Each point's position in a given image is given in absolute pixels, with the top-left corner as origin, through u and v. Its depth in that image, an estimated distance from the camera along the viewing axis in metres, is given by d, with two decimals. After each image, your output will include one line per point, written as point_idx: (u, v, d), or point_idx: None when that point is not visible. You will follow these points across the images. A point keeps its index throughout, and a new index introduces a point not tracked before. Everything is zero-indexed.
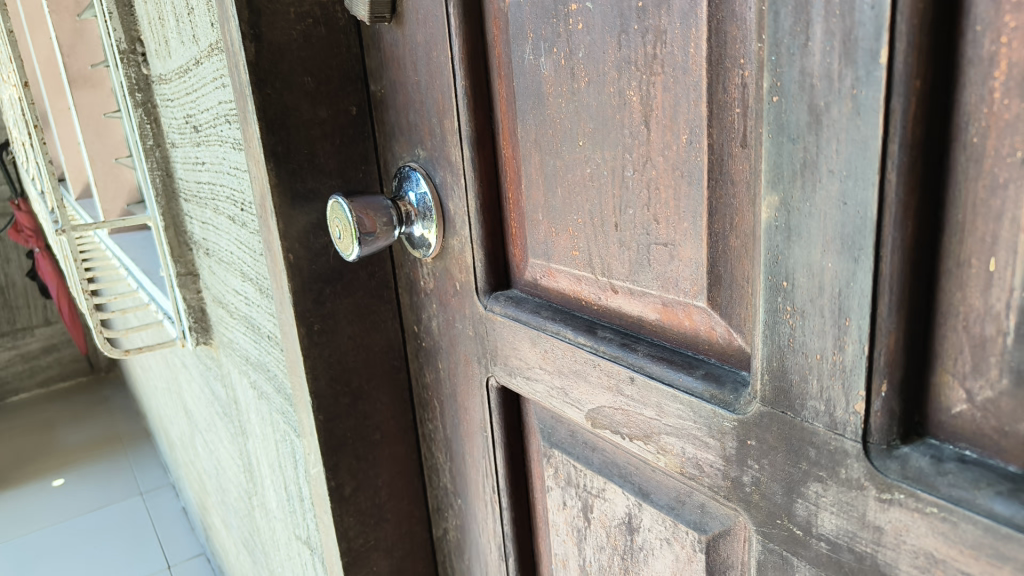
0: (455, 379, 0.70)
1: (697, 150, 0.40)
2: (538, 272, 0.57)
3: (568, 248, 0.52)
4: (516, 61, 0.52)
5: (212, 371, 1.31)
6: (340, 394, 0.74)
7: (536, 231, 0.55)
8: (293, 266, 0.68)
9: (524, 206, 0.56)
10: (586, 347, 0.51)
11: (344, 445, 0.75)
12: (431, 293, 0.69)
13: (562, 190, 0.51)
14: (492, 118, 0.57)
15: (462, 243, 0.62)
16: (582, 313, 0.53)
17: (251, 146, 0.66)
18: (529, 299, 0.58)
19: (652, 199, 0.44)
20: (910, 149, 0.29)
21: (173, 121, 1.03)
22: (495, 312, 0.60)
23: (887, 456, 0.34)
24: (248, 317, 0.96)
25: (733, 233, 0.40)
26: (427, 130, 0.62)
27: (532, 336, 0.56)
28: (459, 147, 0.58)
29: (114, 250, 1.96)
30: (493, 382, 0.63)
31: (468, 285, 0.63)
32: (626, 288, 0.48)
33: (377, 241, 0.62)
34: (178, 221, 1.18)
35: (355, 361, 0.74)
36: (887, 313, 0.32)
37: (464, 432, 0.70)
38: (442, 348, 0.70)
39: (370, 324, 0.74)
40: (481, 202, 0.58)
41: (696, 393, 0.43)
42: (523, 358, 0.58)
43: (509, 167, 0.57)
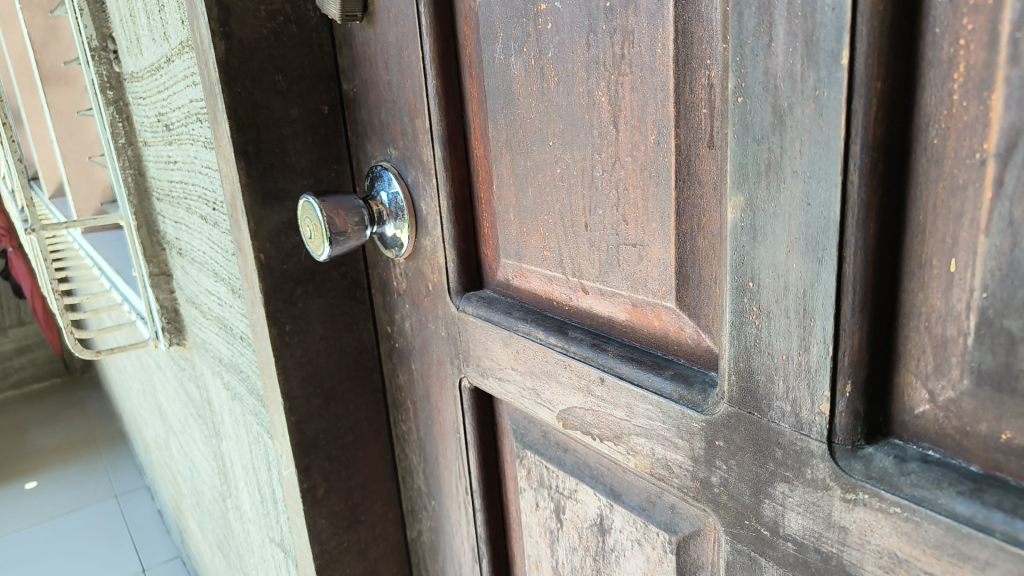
0: (428, 380, 0.69)
1: (665, 150, 0.40)
2: (510, 272, 0.57)
3: (539, 248, 0.52)
4: (487, 61, 0.52)
5: (186, 372, 1.29)
6: (312, 396, 0.73)
7: (508, 231, 0.55)
8: (264, 266, 0.67)
9: (495, 207, 0.56)
10: (556, 348, 0.51)
11: (317, 447, 0.74)
12: (404, 293, 0.68)
13: (533, 190, 0.51)
14: (464, 117, 0.56)
15: (434, 243, 0.61)
16: (553, 313, 0.53)
17: (221, 144, 0.65)
18: (501, 299, 0.58)
19: (621, 200, 0.44)
20: (872, 150, 0.30)
21: (144, 119, 1.01)
22: (467, 312, 0.60)
23: (852, 456, 0.34)
24: (221, 318, 0.94)
25: (700, 234, 0.40)
26: (399, 129, 0.61)
27: (503, 337, 0.56)
28: (431, 147, 0.58)
29: (86, 249, 1.93)
30: (465, 383, 0.63)
31: (441, 286, 0.62)
32: (597, 288, 0.48)
33: (349, 241, 0.61)
34: (151, 221, 1.16)
35: (327, 362, 0.73)
36: (850, 313, 0.32)
37: (437, 433, 0.70)
38: (415, 349, 0.69)
39: (342, 325, 0.73)
40: (452, 203, 0.58)
41: (665, 394, 0.43)
42: (495, 359, 0.58)
43: (480, 167, 0.56)
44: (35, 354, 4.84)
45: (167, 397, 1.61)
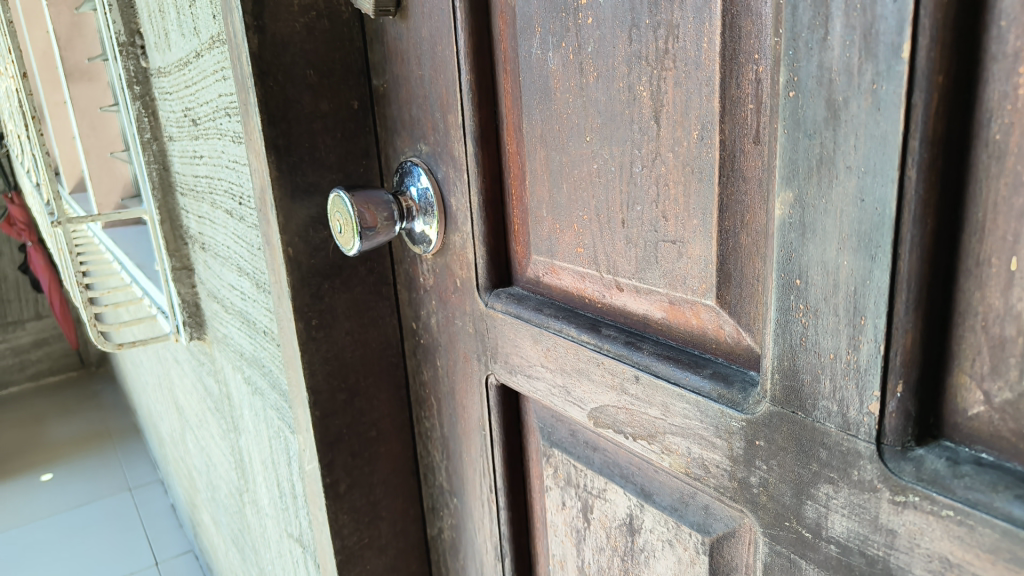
0: (453, 377, 0.69)
1: (709, 146, 0.40)
2: (541, 269, 0.56)
3: (572, 245, 0.52)
4: (523, 56, 0.52)
5: (205, 367, 1.29)
6: (337, 391, 0.73)
7: (540, 228, 0.55)
8: (291, 260, 0.67)
9: (527, 203, 0.56)
10: (589, 345, 0.50)
11: (340, 442, 0.74)
12: (431, 289, 0.68)
13: (567, 186, 0.50)
14: (497, 113, 0.56)
15: (463, 239, 0.61)
16: (585, 310, 0.53)
17: (251, 138, 0.65)
18: (531, 296, 0.57)
19: (661, 196, 0.43)
20: (931, 146, 0.29)
21: (170, 114, 1.01)
22: (496, 309, 0.60)
23: (901, 457, 0.33)
24: (243, 312, 0.94)
25: (744, 230, 0.39)
26: (430, 125, 0.61)
27: (534, 334, 0.55)
28: (463, 142, 0.57)
29: (106, 243, 1.94)
30: (492, 380, 0.63)
31: (469, 282, 0.62)
32: (633, 286, 0.48)
33: (378, 236, 0.61)
34: (174, 215, 1.17)
35: (352, 357, 0.73)
36: (904, 312, 0.31)
37: (462, 430, 0.69)
38: (441, 345, 0.69)
39: (368, 320, 0.73)
40: (483, 199, 0.58)
41: (703, 393, 0.42)
42: (524, 356, 0.57)
43: (512, 163, 0.56)
44: (49, 347, 4.88)
45: (184, 391, 1.62)
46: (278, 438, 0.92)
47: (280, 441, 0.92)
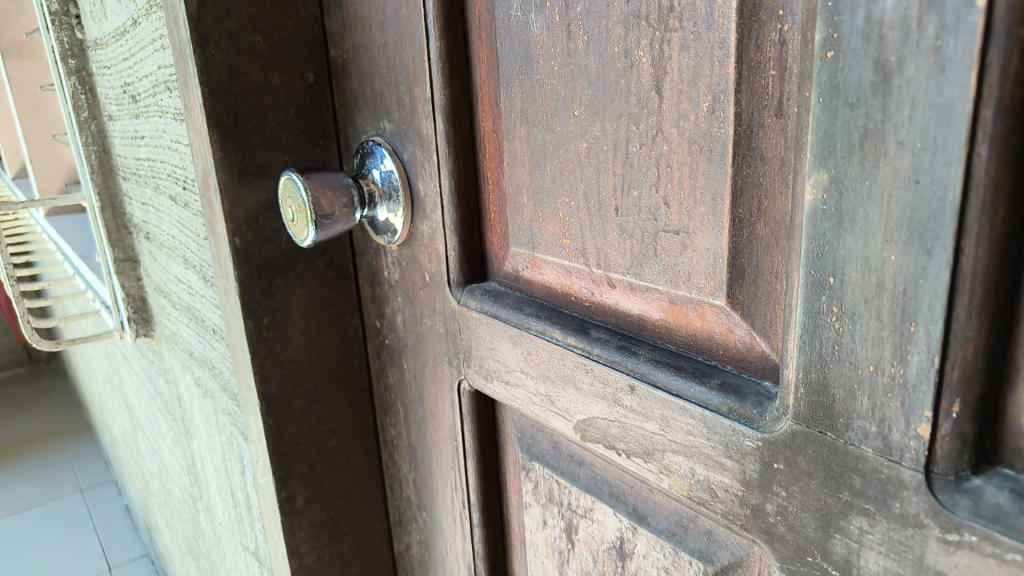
0: (421, 381, 0.62)
1: (721, 121, 0.34)
2: (520, 263, 0.50)
3: (557, 235, 0.46)
4: (501, 19, 0.45)
5: (154, 365, 1.21)
6: (292, 396, 0.66)
7: (519, 216, 0.49)
8: (239, 251, 0.60)
9: (505, 187, 0.49)
10: (576, 349, 0.45)
11: (296, 453, 0.67)
12: (396, 284, 0.62)
13: (552, 169, 0.44)
14: (471, 86, 0.50)
15: (433, 228, 0.54)
16: (571, 309, 0.47)
17: (193, 114, 0.58)
18: (509, 293, 0.51)
19: (662, 178, 0.38)
20: (1008, 114, 0.23)
21: (109, 91, 0.93)
22: (470, 307, 0.53)
23: (956, 489, 0.28)
24: (191, 308, 0.87)
25: (761, 220, 0.34)
26: (396, 100, 0.54)
27: (512, 337, 0.49)
28: (432, 119, 0.51)
29: (47, 232, 1.82)
30: (465, 386, 0.56)
31: (440, 277, 0.56)
32: (626, 283, 0.42)
33: (336, 224, 0.55)
34: (116, 202, 1.08)
35: (309, 359, 0.66)
36: (965, 317, 0.26)
37: (430, 440, 0.63)
38: (408, 346, 0.63)
39: (326, 319, 0.66)
40: (455, 184, 0.52)
41: (711, 407, 0.37)
42: (501, 360, 0.51)
43: (488, 143, 0.50)
44: None
45: (134, 390, 1.52)
46: (231, 446, 0.85)
47: (232, 448, 0.85)
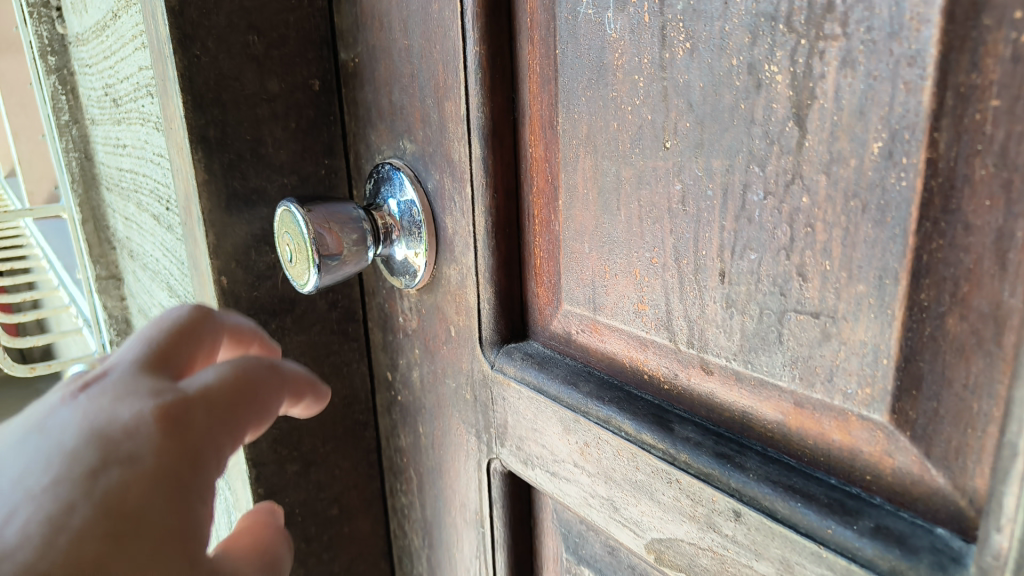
0: (439, 453, 0.51)
1: (903, 168, 0.24)
2: (574, 325, 0.39)
3: (630, 298, 0.35)
4: (562, 18, 0.35)
5: None
6: (287, 460, 0.55)
7: (577, 268, 0.38)
8: (227, 292, 0.50)
9: (557, 229, 0.39)
10: (655, 450, 0.34)
11: (290, 526, 0.56)
12: (413, 334, 0.51)
13: (627, 213, 0.34)
14: (517, 102, 0.40)
15: (462, 273, 0.44)
16: (644, 391, 0.36)
17: (173, 127, 0.48)
18: (559, 360, 0.40)
19: (797, 241, 0.27)
20: None
21: (91, 93, 0.82)
22: (508, 375, 0.42)
23: None
24: None
25: (955, 310, 0.23)
26: (420, 115, 0.44)
27: (564, 421, 0.39)
28: (466, 142, 0.41)
29: (37, 236, 1.72)
30: (497, 466, 0.46)
31: (468, 333, 0.45)
32: (729, 371, 0.32)
33: (343, 266, 0.45)
34: (98, 214, 0.98)
35: (307, 417, 0.56)
36: None
37: (448, 519, 0.52)
38: (423, 408, 0.52)
39: (328, 369, 0.56)
40: (493, 223, 0.41)
41: (861, 560, 0.26)
42: (549, 446, 0.40)
43: (536, 173, 0.40)
44: None
45: None
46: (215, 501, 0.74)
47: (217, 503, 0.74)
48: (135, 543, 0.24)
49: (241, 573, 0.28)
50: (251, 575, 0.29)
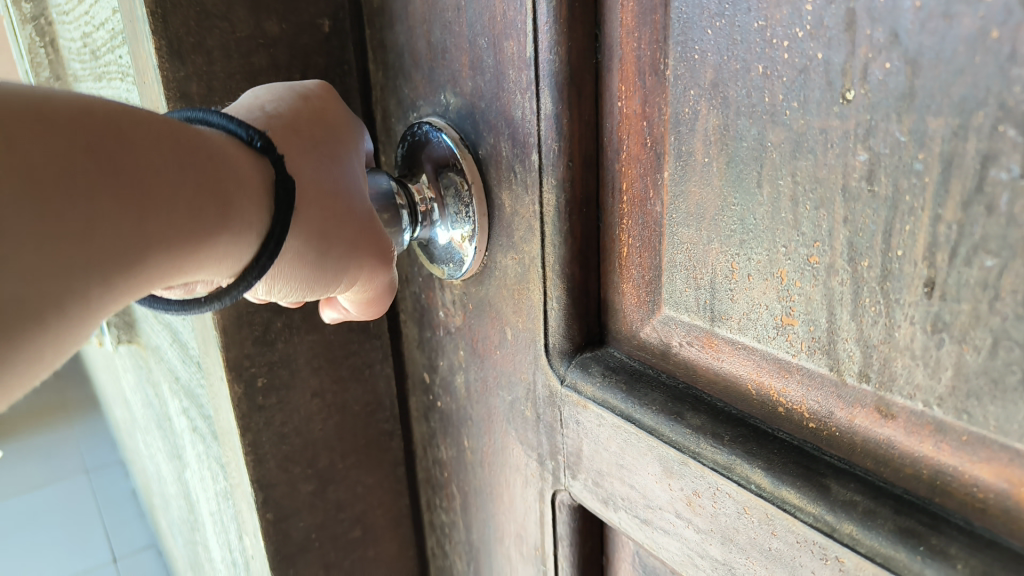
0: (488, 471, 0.43)
1: None
2: (677, 334, 0.30)
3: (768, 306, 0.26)
4: None
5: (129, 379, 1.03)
6: (300, 480, 0.47)
7: (684, 261, 0.29)
8: None
9: (654, 209, 0.30)
10: (800, 511, 0.25)
11: (307, 553, 0.49)
12: (457, 332, 0.42)
13: (772, 192, 0.25)
14: (602, 39, 0.30)
15: (523, 264, 0.35)
16: (778, 428, 0.27)
17: (147, 82, 0.39)
18: (655, 379, 0.31)
19: None
20: None
21: (72, 45, 0.72)
22: (584, 395, 0.33)
23: None
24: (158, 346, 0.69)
25: None
26: (469, 60, 0.34)
27: (664, 460, 0.30)
28: (533, 93, 0.31)
29: None
30: (566, 498, 0.37)
31: (528, 337, 0.36)
32: (924, 418, 0.23)
33: (376, 255, 0.36)
34: None
35: (323, 429, 0.47)
36: None
37: (498, 548, 0.44)
38: (468, 419, 0.43)
39: (345, 373, 0.47)
40: (567, 200, 0.32)
41: None
42: (641, 488, 0.32)
43: (626, 135, 0.30)
44: None
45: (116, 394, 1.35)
46: (210, 507, 0.67)
47: (211, 511, 0.66)
48: (336, 141, 0.35)
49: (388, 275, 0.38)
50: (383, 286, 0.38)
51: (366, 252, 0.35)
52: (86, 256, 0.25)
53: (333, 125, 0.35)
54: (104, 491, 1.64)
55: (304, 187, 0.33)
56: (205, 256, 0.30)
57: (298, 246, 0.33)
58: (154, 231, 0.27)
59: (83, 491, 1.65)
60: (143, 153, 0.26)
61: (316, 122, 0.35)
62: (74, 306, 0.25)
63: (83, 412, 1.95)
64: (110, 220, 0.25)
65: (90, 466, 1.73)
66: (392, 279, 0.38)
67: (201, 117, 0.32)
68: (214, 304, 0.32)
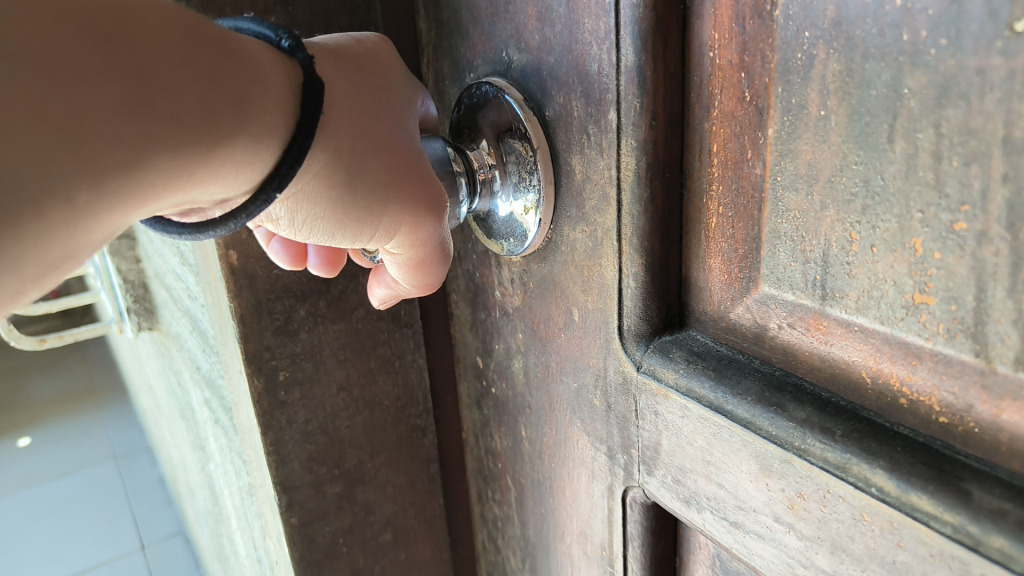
0: (548, 464, 0.40)
1: None
2: (777, 313, 0.27)
3: (897, 281, 0.22)
4: None
5: (153, 368, 1.02)
6: (326, 482, 0.44)
7: (789, 230, 0.25)
8: (240, 275, 0.38)
9: (752, 171, 0.26)
10: (934, 518, 0.21)
11: (334, 559, 0.46)
12: (516, 314, 0.39)
13: (907, 148, 0.21)
14: None
15: (595, 238, 0.31)
16: (899, 422, 0.24)
17: None
18: (749, 364, 0.28)
19: None
20: None
21: None
22: (664, 383, 0.30)
23: None
24: (180, 334, 0.67)
25: None
26: (537, 11, 0.31)
27: (761, 459, 0.27)
28: (611, 44, 0.28)
29: None
30: (639, 495, 0.34)
31: (598, 319, 0.33)
32: None
33: (421, 203, 0.32)
34: None
35: (350, 427, 0.45)
36: None
37: (559, 545, 0.41)
38: (526, 407, 0.40)
39: (374, 365, 0.45)
40: (649, 164, 0.28)
41: None
42: (731, 489, 0.28)
43: (720, 87, 0.26)
44: None
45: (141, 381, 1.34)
46: (234, 500, 0.65)
47: (236, 505, 0.64)
48: (392, 82, 0.33)
49: (433, 236, 0.34)
50: (428, 248, 0.34)
51: (409, 193, 0.32)
52: (75, 148, 0.22)
53: (388, 67, 0.33)
54: (134, 478, 1.65)
55: (336, 102, 0.30)
56: (221, 162, 0.27)
57: (325, 163, 0.30)
58: (157, 129, 0.24)
59: (114, 477, 1.66)
60: (147, 40, 0.24)
61: (370, 59, 0.33)
62: (63, 205, 0.22)
63: (114, 398, 1.96)
64: (101, 108, 0.22)
65: (119, 452, 1.73)
66: (441, 239, 0.34)
67: (231, 24, 0.30)
68: (231, 225, 0.29)
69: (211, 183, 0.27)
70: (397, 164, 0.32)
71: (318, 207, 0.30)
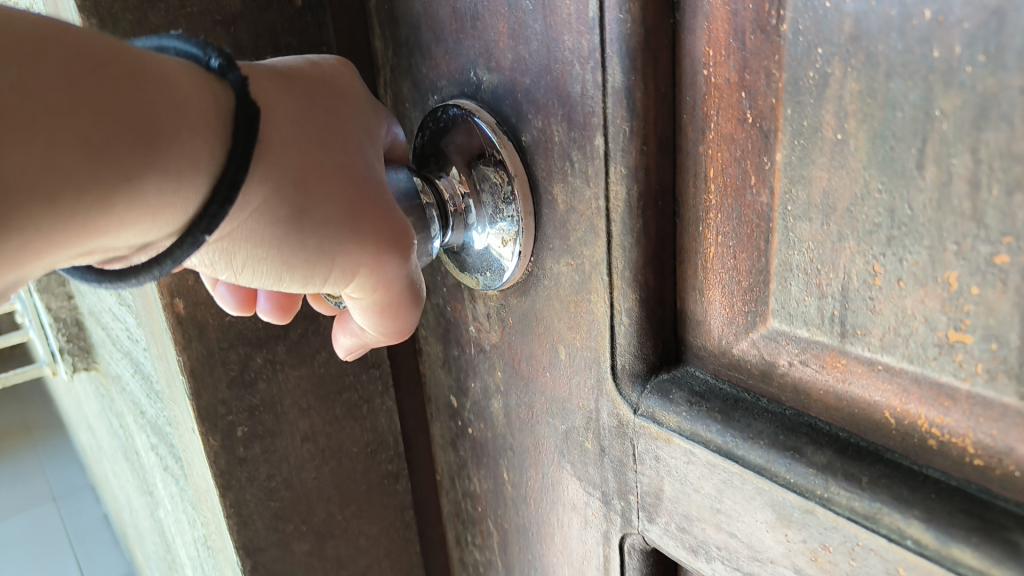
0: (535, 508, 0.37)
1: None
2: (787, 350, 0.25)
3: (928, 318, 0.20)
4: None
5: (91, 407, 0.95)
6: (294, 539, 0.41)
7: (801, 263, 0.23)
8: (191, 325, 0.34)
9: (756, 199, 0.24)
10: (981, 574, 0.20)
11: None
12: (493, 351, 0.36)
13: (939, 176, 0.19)
14: None
15: (583, 272, 0.29)
16: (928, 464, 0.22)
17: None
18: (759, 404, 0.26)
19: None
20: None
21: None
22: (666, 426, 0.28)
23: None
24: (121, 376, 0.62)
25: None
26: (509, 27, 0.28)
27: (780, 509, 0.24)
28: (595, 63, 0.25)
29: None
30: (639, 544, 0.31)
31: (588, 358, 0.30)
32: None
33: (381, 239, 0.29)
34: None
35: (317, 478, 0.41)
36: None
37: None
38: (508, 449, 0.38)
39: (340, 412, 0.41)
40: (641, 193, 0.26)
41: None
42: (746, 539, 0.26)
43: (716, 108, 0.24)
44: None
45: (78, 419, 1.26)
46: (189, 552, 0.60)
47: (191, 558, 0.60)
48: (345, 105, 0.30)
49: (402, 275, 0.30)
50: (397, 289, 0.31)
51: (365, 228, 0.28)
52: None
53: (343, 90, 0.30)
54: (75, 519, 1.55)
55: (279, 129, 0.27)
56: (123, 206, 0.23)
57: (265, 197, 0.26)
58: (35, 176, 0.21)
59: (53, 519, 1.57)
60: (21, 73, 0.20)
61: (321, 81, 0.30)
62: None
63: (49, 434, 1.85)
64: None
65: (57, 492, 1.63)
66: (409, 276, 0.31)
67: (154, 43, 0.26)
68: (156, 271, 0.25)
69: (120, 228, 0.24)
70: (352, 195, 0.28)
71: (259, 247, 0.27)
